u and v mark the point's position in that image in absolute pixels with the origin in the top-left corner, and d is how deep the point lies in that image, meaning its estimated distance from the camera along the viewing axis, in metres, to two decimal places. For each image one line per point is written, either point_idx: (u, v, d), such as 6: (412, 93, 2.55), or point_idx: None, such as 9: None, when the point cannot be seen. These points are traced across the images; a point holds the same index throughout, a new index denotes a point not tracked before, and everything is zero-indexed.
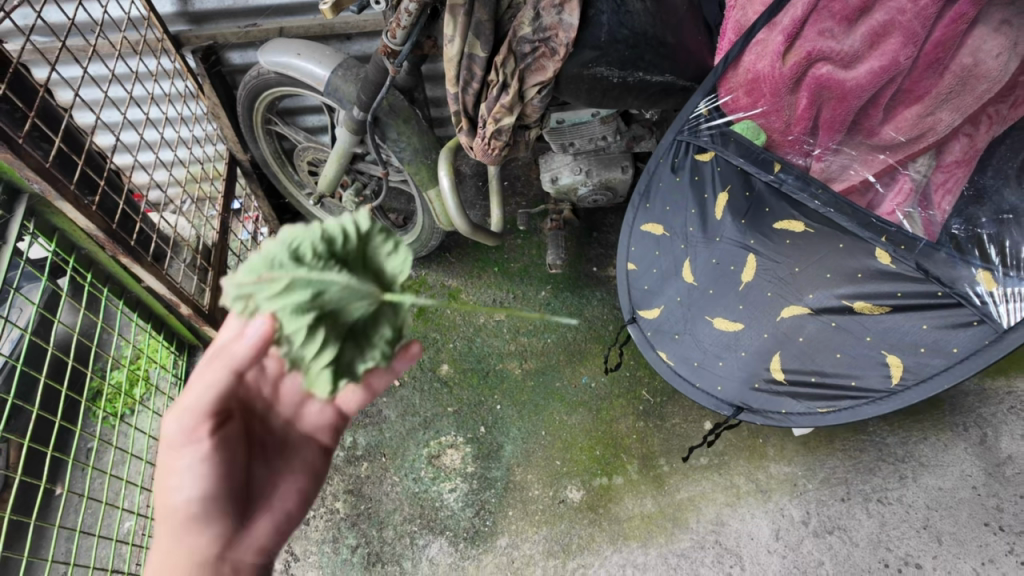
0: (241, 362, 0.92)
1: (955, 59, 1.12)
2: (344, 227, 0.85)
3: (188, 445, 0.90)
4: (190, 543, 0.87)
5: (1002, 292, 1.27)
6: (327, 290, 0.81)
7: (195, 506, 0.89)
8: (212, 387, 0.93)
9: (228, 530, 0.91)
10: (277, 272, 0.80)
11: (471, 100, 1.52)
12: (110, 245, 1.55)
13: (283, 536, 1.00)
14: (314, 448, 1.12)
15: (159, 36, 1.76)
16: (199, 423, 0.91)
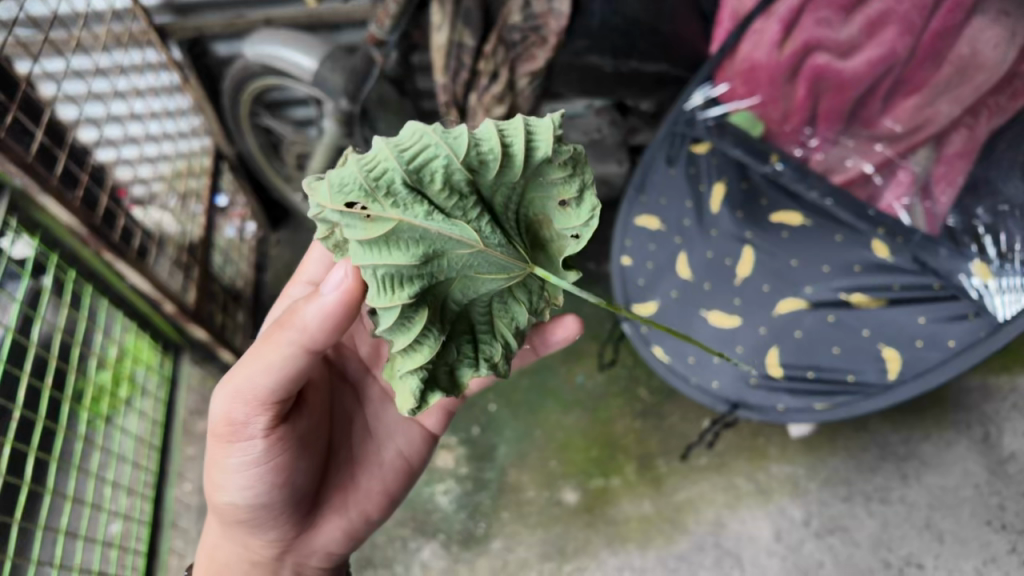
0: (312, 336, 0.84)
1: (954, 50, 1.29)
2: (505, 150, 0.77)
3: (237, 444, 0.93)
4: (255, 531, 1.05)
5: (997, 284, 1.29)
6: (439, 240, 0.76)
7: (251, 506, 1.00)
8: (284, 368, 0.86)
9: (286, 531, 1.07)
10: (384, 195, 0.74)
11: (462, 90, 1.44)
12: (93, 241, 1.53)
13: (343, 530, 1.16)
14: (405, 434, 1.22)
15: (145, 28, 1.73)
16: (265, 422, 0.91)
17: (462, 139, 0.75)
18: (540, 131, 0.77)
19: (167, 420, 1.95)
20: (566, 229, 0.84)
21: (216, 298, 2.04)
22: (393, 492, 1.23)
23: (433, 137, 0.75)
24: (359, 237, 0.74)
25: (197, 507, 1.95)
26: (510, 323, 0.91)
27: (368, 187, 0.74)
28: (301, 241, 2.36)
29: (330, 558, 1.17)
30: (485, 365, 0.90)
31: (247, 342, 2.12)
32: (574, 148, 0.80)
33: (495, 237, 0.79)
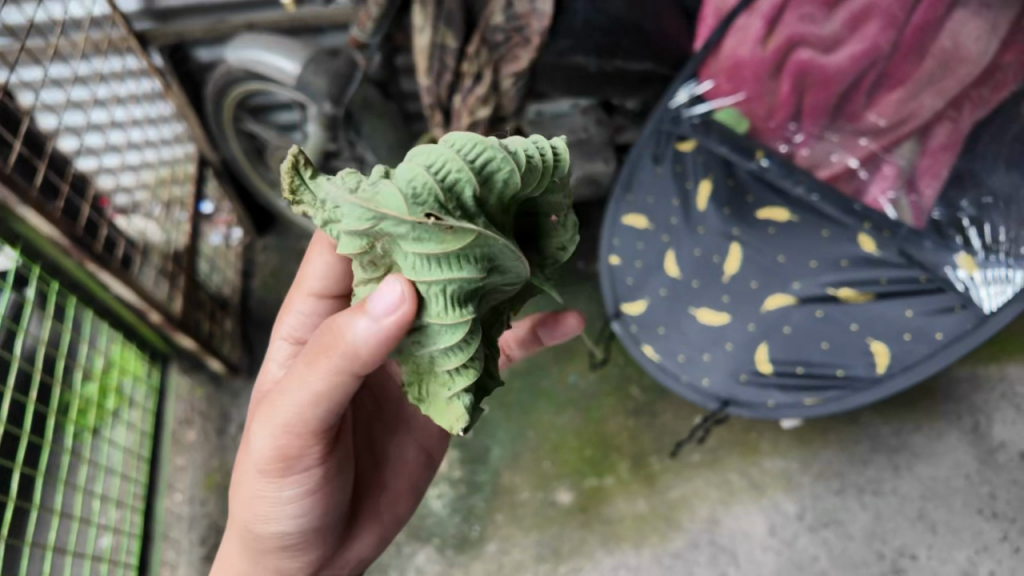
0: (363, 362, 0.76)
1: (936, 43, 1.30)
2: (551, 162, 0.75)
3: (291, 475, 0.90)
4: (296, 556, 1.01)
5: (982, 275, 1.30)
6: (501, 250, 0.74)
7: (297, 532, 0.97)
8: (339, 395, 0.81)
9: (326, 549, 1.05)
10: (459, 205, 0.68)
11: (445, 91, 1.45)
12: (74, 252, 1.48)
13: (376, 534, 1.18)
14: (424, 428, 1.24)
15: (124, 35, 1.70)
16: (320, 447, 0.89)
17: (521, 147, 0.72)
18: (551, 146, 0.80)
19: (156, 431, 1.94)
20: (561, 236, 0.88)
21: (203, 305, 2.01)
22: (417, 486, 1.26)
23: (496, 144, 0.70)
24: (435, 250, 0.69)
25: (189, 517, 1.93)
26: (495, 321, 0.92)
27: (446, 197, 0.67)
28: (288, 246, 2.34)
29: (361, 562, 1.18)
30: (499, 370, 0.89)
31: (235, 350, 2.10)
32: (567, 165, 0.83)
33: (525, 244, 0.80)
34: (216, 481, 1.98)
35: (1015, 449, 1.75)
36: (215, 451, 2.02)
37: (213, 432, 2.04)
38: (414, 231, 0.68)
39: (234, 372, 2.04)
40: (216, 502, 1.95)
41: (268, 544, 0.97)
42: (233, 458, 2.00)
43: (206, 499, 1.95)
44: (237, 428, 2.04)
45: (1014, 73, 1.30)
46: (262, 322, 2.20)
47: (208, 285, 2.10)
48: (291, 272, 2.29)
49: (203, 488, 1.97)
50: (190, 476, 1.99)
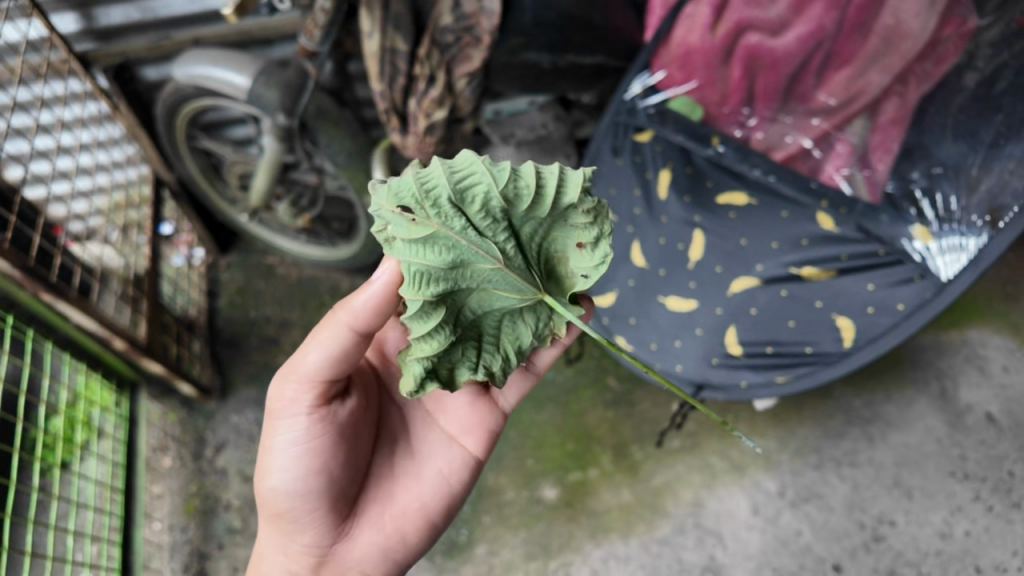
0: (360, 317, 0.89)
1: (879, 20, 1.33)
2: (538, 191, 0.87)
3: (284, 419, 0.96)
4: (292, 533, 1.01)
5: (938, 245, 1.33)
6: (467, 253, 0.86)
7: (287, 498, 0.98)
8: (334, 348, 0.91)
9: (323, 538, 1.02)
10: (432, 205, 0.83)
11: (400, 95, 1.44)
12: (28, 283, 1.43)
13: (380, 552, 1.06)
14: (446, 454, 1.12)
15: (64, 57, 1.64)
16: (310, 398, 0.95)
17: (504, 172, 0.84)
18: (569, 180, 0.88)
19: (129, 461, 1.85)
20: (578, 270, 0.92)
21: (169, 328, 1.97)
22: (435, 517, 1.10)
23: (480, 167, 0.84)
24: (403, 235, 0.84)
25: (169, 546, 1.89)
26: (513, 341, 0.97)
27: (417, 198, 0.83)
28: (252, 262, 2.30)
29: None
30: (483, 372, 0.93)
31: (205, 371, 2.05)
32: (598, 201, 0.90)
33: (518, 260, 0.88)
34: (194, 507, 1.93)
35: (981, 410, 1.80)
36: (193, 476, 1.97)
37: (189, 457, 1.99)
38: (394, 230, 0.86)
39: (206, 394, 2.00)
40: (196, 527, 1.91)
41: (268, 517, 1.02)
42: (212, 482, 1.96)
43: (186, 526, 1.91)
44: (213, 451, 2.00)
45: (954, 45, 1.32)
46: (231, 341, 2.16)
47: (173, 307, 2.05)
48: (257, 288, 2.25)
49: (182, 515, 1.92)
50: (167, 504, 1.94)
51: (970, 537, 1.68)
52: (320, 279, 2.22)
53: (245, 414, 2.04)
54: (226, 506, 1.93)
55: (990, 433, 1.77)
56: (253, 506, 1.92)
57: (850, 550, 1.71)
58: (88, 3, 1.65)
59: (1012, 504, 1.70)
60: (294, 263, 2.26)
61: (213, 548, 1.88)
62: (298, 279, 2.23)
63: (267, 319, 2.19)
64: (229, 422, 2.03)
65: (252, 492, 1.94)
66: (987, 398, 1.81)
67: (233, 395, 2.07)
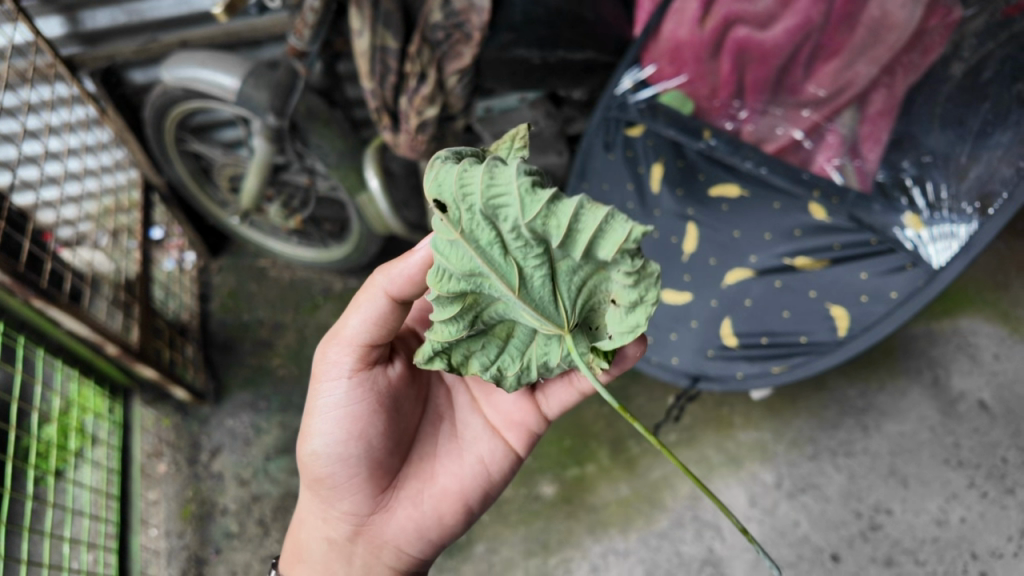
0: (396, 282, 0.89)
1: (865, 12, 1.33)
2: (571, 232, 0.78)
3: (326, 383, 1.00)
4: (331, 496, 1.07)
5: (929, 233, 1.34)
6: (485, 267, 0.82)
7: (328, 462, 1.03)
8: (374, 313, 0.93)
9: (361, 503, 1.07)
10: (466, 210, 0.78)
11: (391, 94, 1.43)
12: (19, 290, 1.42)
13: (414, 526, 1.10)
14: (488, 444, 1.13)
15: (51, 60, 1.62)
16: (351, 363, 0.98)
17: (538, 203, 0.76)
18: (610, 233, 0.77)
19: (123, 468, 1.84)
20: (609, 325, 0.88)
21: (161, 333, 1.95)
22: (471, 501, 1.12)
23: (515, 190, 0.77)
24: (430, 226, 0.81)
25: (166, 552, 1.87)
26: (540, 356, 0.95)
27: (454, 198, 0.78)
28: (244, 265, 2.28)
29: (403, 558, 1.13)
30: (490, 373, 0.94)
31: (199, 376, 2.04)
32: (645, 262, 0.80)
33: (540, 288, 0.85)
34: (191, 512, 1.92)
35: (974, 398, 1.81)
36: (188, 482, 1.95)
37: (184, 462, 1.98)
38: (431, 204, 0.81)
39: (200, 399, 1.98)
40: (193, 533, 1.89)
41: (307, 477, 1.07)
42: (208, 487, 1.94)
43: (183, 532, 1.90)
44: (209, 455, 1.99)
45: (940, 36, 1.33)
46: (224, 345, 2.15)
47: (165, 312, 2.04)
48: (249, 291, 2.24)
49: (179, 521, 1.91)
50: (163, 510, 1.92)
51: (965, 524, 1.69)
52: (312, 281, 2.21)
53: (240, 417, 2.03)
54: (223, 511, 1.91)
55: (983, 421, 1.79)
56: (250, 510, 1.90)
57: (848, 539, 1.72)
58: (74, 7, 1.65)
59: (1006, 490, 1.72)
60: (286, 265, 2.25)
61: (210, 553, 1.87)
62: (290, 282, 2.22)
63: (261, 322, 2.17)
64: (224, 426, 2.02)
65: (248, 495, 1.92)
66: (979, 385, 1.83)
67: (227, 399, 2.06)
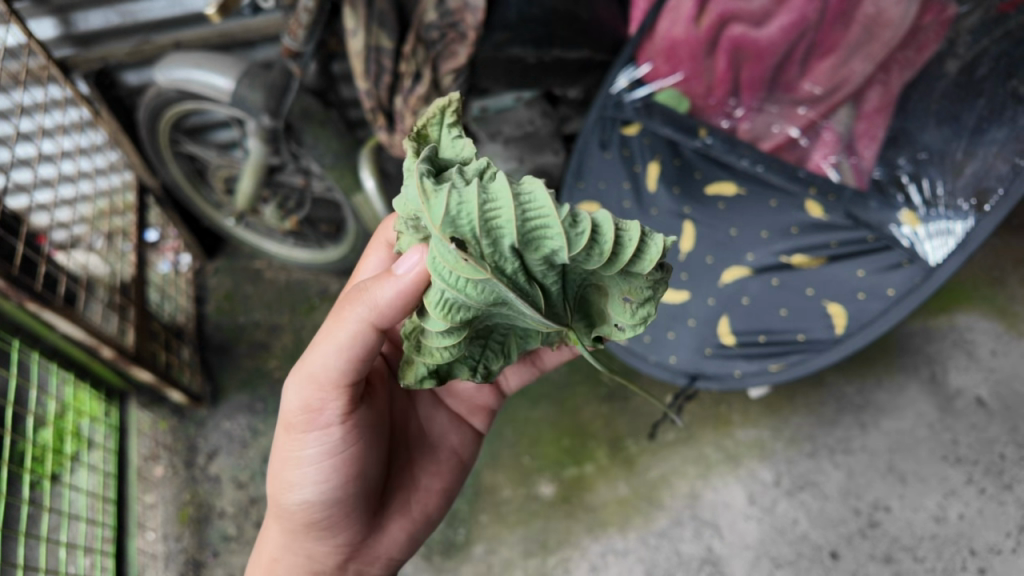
0: (382, 313, 0.84)
1: (860, 9, 1.32)
2: (611, 259, 0.73)
3: (313, 430, 0.93)
4: (323, 535, 1.02)
5: (925, 230, 1.35)
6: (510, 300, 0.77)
7: (322, 504, 0.98)
8: (361, 349, 0.87)
9: (355, 532, 1.05)
10: (489, 243, 0.71)
11: (386, 94, 1.43)
12: (12, 293, 1.40)
13: (406, 531, 1.14)
14: (458, 433, 1.21)
15: (43, 63, 1.60)
16: (340, 403, 0.91)
17: (582, 237, 0.71)
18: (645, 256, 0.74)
19: (120, 470, 1.85)
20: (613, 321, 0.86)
21: (158, 336, 1.95)
22: (450, 492, 1.21)
23: (558, 223, 0.70)
24: (449, 264, 0.72)
25: (164, 556, 1.86)
26: (520, 342, 0.97)
27: (474, 231, 0.70)
28: (240, 267, 2.28)
29: (393, 565, 1.16)
30: (480, 372, 0.93)
31: (195, 378, 2.03)
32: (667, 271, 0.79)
33: (555, 298, 0.82)
34: (188, 515, 1.91)
35: (971, 394, 1.81)
36: (186, 484, 1.94)
37: (181, 465, 1.97)
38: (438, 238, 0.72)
39: (197, 401, 1.98)
40: (191, 536, 1.88)
41: (294, 525, 1.00)
42: (205, 490, 1.94)
43: (181, 535, 1.89)
44: (206, 458, 1.98)
45: (935, 33, 1.32)
46: (221, 347, 2.14)
47: (160, 314, 2.03)
48: (245, 293, 2.23)
49: (176, 524, 1.90)
50: (160, 514, 1.91)
51: (963, 520, 1.69)
52: (309, 282, 2.21)
53: (237, 419, 2.02)
54: (220, 513, 1.90)
55: (981, 417, 1.79)
56: (248, 512, 1.90)
57: (847, 536, 1.72)
58: (67, 9, 1.64)
59: (1004, 486, 1.71)
60: (282, 267, 2.24)
61: (207, 556, 1.86)
62: (286, 283, 2.21)
63: (257, 324, 2.17)
64: (221, 429, 2.01)
65: (246, 498, 1.91)
66: (976, 381, 1.83)
67: (224, 401, 2.05)
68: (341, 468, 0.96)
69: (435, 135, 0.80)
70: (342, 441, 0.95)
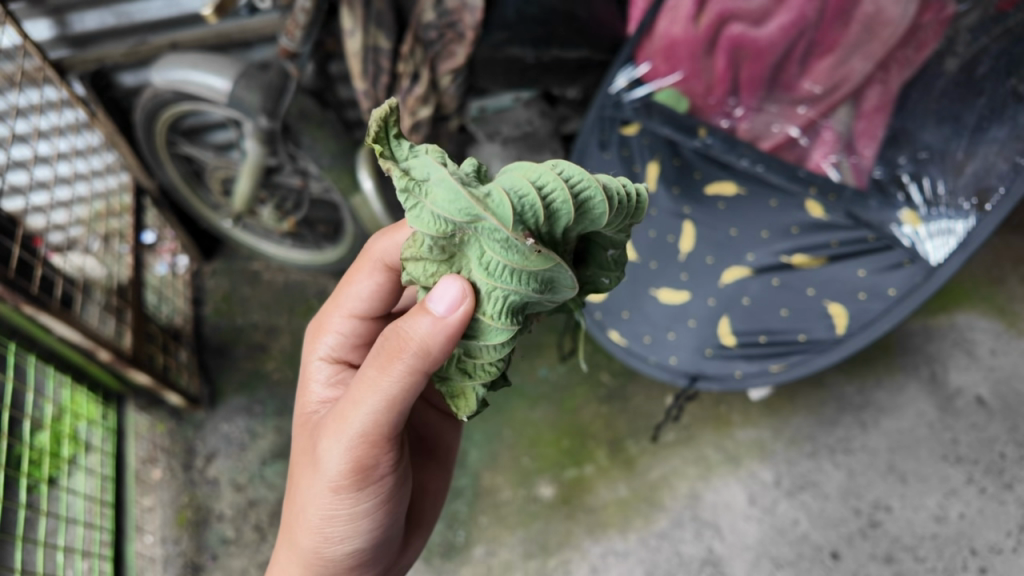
0: (435, 363, 0.79)
1: (859, 8, 1.31)
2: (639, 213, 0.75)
3: (366, 487, 0.89)
4: (363, 572, 1.00)
5: (926, 229, 1.34)
6: (569, 280, 0.74)
7: (368, 547, 0.96)
8: (413, 400, 0.83)
9: (389, 558, 1.05)
10: (550, 226, 0.68)
11: (384, 94, 1.42)
12: (10, 296, 1.40)
13: (422, 536, 1.19)
14: (450, 433, 1.28)
15: (39, 64, 1.60)
16: (391, 455, 0.88)
17: (624, 196, 0.71)
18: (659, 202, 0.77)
19: (118, 473, 1.86)
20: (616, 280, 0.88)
21: (155, 338, 1.94)
22: (448, 488, 1.28)
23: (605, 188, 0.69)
24: (515, 262, 0.68)
25: (162, 560, 1.85)
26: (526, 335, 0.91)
27: (538, 218, 0.66)
28: (237, 269, 2.27)
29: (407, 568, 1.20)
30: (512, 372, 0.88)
31: (193, 381, 2.02)
32: None
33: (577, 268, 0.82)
34: (186, 518, 1.89)
35: (971, 393, 1.81)
36: (184, 487, 1.93)
37: (179, 467, 1.96)
38: (508, 246, 0.67)
39: (195, 404, 1.97)
40: (189, 539, 1.87)
41: (335, 573, 0.97)
42: (203, 492, 1.93)
43: (179, 539, 1.88)
44: (204, 460, 1.97)
45: (934, 32, 1.31)
46: (219, 349, 2.13)
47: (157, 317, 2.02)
48: (243, 295, 2.22)
49: (174, 528, 1.89)
50: (159, 517, 1.90)
51: (964, 520, 1.68)
52: (307, 283, 2.20)
53: (235, 422, 2.01)
54: (219, 516, 1.89)
55: (981, 416, 1.78)
56: (246, 515, 1.89)
57: (847, 536, 1.71)
58: (62, 10, 1.63)
59: (1004, 485, 1.71)
60: (280, 268, 2.23)
61: (206, 559, 1.85)
62: (284, 285, 2.20)
63: (255, 326, 2.16)
64: (219, 431, 2.00)
65: (244, 500, 1.90)
66: (976, 380, 1.82)
67: (222, 403, 2.04)
68: (388, 511, 0.95)
69: (387, 149, 0.65)
70: (391, 488, 0.92)
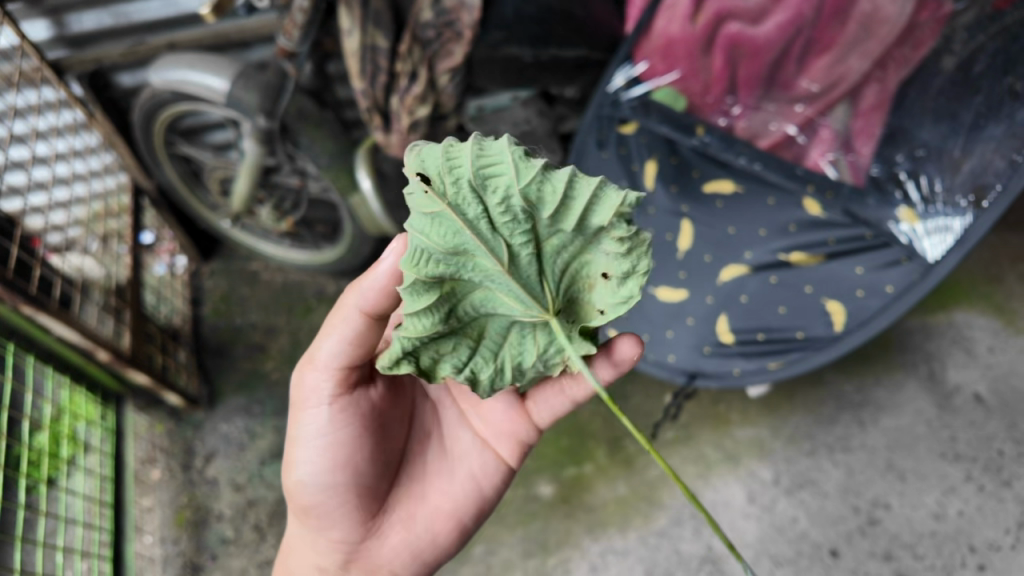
0: (367, 300, 0.86)
1: (857, 6, 1.32)
2: (566, 200, 0.79)
3: (311, 410, 0.98)
4: (321, 523, 1.03)
5: (923, 226, 1.34)
6: (474, 241, 0.80)
7: (316, 488, 1.00)
8: (350, 334, 0.91)
9: (350, 530, 1.03)
10: (452, 181, 0.78)
11: (382, 93, 1.43)
12: (9, 297, 1.40)
13: (411, 550, 1.08)
14: (479, 458, 1.11)
15: (37, 65, 1.60)
16: (333, 386, 0.96)
17: (531, 170, 0.77)
18: (604, 200, 0.79)
19: (117, 473, 1.86)
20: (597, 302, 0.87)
21: (153, 338, 1.93)
22: (461, 520, 1.11)
23: (510, 157, 0.77)
24: (416, 203, 0.78)
25: (161, 560, 1.85)
26: (514, 356, 0.91)
27: (440, 172, 0.78)
28: (236, 269, 2.27)
29: None
30: (466, 372, 0.87)
31: (192, 381, 2.02)
32: (637, 232, 0.82)
33: (527, 268, 0.84)
34: (186, 518, 1.89)
35: (970, 391, 1.81)
36: (183, 487, 1.93)
37: (178, 468, 1.96)
38: (414, 189, 0.78)
39: (194, 404, 1.97)
40: (188, 540, 1.87)
41: (297, 506, 1.04)
42: (202, 493, 1.92)
43: (178, 539, 1.87)
44: (203, 461, 1.97)
45: (931, 30, 1.32)
46: (218, 349, 2.13)
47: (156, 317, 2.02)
48: (242, 295, 2.22)
49: (174, 528, 1.88)
50: (158, 517, 1.90)
51: (962, 517, 1.69)
52: (305, 283, 2.20)
53: (234, 422, 2.01)
54: (218, 517, 1.89)
55: (979, 413, 1.79)
56: (246, 515, 1.89)
57: (846, 534, 1.72)
58: (60, 10, 1.63)
59: (1003, 483, 1.71)
60: (279, 268, 2.23)
61: (205, 560, 1.85)
62: (282, 285, 2.20)
63: (254, 326, 2.16)
64: (218, 431, 2.00)
65: (244, 500, 1.90)
66: (974, 378, 1.83)
67: (221, 404, 2.04)
68: (337, 455, 0.99)
69: None
70: (340, 426, 0.98)
